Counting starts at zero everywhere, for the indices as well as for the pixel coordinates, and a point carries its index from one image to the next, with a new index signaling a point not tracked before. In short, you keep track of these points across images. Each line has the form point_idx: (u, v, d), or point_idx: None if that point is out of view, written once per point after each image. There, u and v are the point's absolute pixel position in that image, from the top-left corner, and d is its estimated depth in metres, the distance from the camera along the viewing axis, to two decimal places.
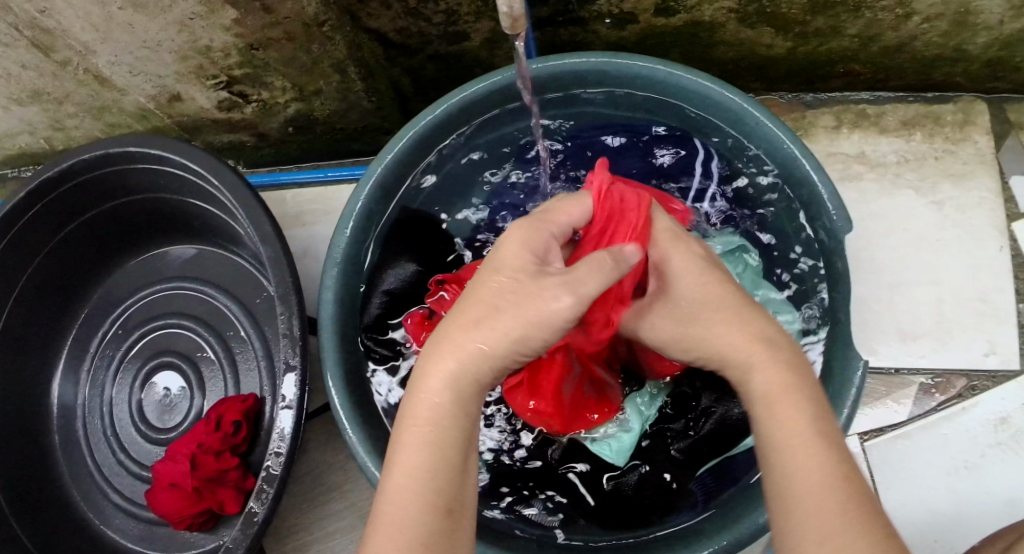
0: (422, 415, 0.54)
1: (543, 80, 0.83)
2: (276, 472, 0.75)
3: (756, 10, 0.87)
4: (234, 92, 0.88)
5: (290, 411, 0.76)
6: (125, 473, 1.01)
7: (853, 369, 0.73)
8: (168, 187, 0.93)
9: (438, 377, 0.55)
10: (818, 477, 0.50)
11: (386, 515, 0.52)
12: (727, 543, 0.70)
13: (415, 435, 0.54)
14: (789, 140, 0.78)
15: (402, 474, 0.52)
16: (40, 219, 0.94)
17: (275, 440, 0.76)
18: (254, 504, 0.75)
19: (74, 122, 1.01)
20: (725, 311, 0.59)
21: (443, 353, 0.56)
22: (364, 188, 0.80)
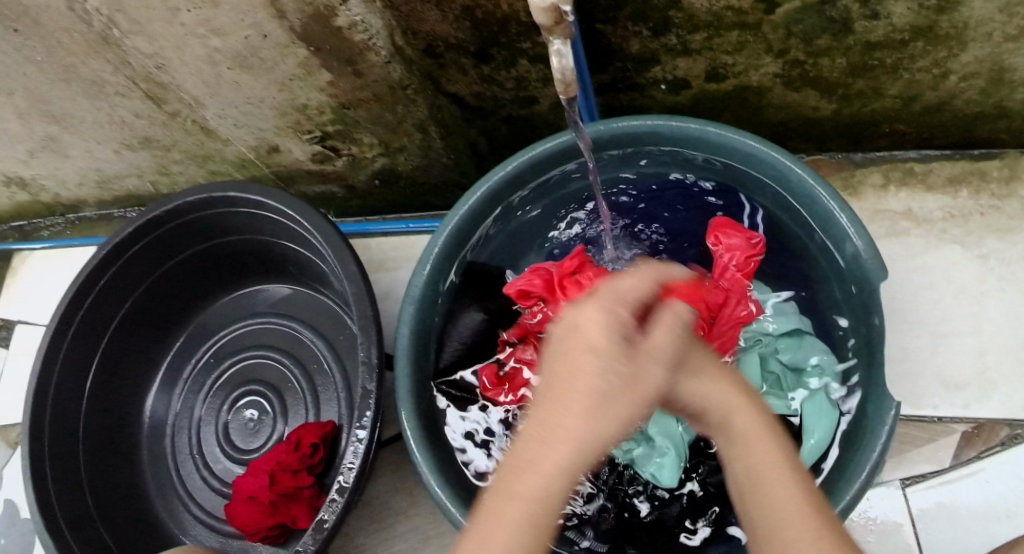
0: (521, 470, 0.46)
1: (604, 140, 0.91)
2: (348, 484, 0.83)
3: (800, 74, 0.94)
4: (327, 146, 0.98)
5: (364, 430, 0.84)
6: (207, 488, 1.10)
7: (886, 407, 0.77)
8: (263, 230, 1.03)
9: None
10: (764, 444, 0.53)
11: None
12: None
13: None
14: (829, 196, 0.83)
15: None
16: (145, 253, 1.05)
17: (350, 456, 0.83)
18: (325, 511, 0.83)
19: (178, 168, 1.14)
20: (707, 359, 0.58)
21: (557, 439, 0.46)
22: (440, 237, 0.89)
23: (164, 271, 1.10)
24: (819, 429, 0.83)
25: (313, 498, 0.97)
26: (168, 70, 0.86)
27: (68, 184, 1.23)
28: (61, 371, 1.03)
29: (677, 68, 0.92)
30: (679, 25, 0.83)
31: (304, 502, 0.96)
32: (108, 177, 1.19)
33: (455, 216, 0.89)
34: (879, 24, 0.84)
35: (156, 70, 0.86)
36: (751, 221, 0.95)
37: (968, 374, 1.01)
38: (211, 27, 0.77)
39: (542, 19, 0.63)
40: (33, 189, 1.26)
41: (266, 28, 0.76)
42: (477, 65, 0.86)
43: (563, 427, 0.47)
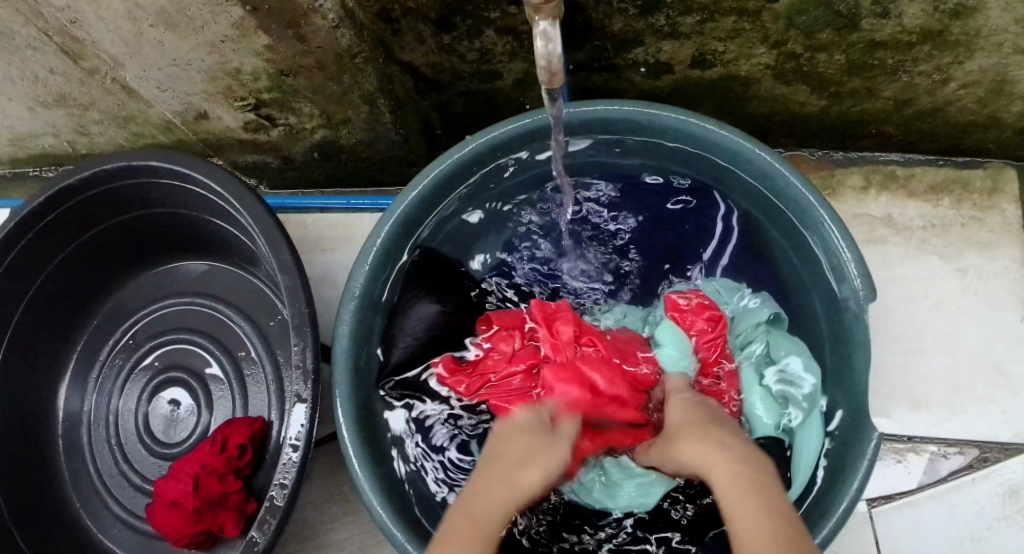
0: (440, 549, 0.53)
1: (575, 125, 0.82)
2: (280, 502, 0.75)
3: (792, 68, 0.86)
4: (262, 115, 0.87)
5: (298, 446, 0.75)
6: (126, 484, 1.01)
7: (868, 437, 0.72)
8: (191, 205, 0.92)
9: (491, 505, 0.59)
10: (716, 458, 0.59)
11: None
12: None
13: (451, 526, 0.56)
14: (818, 204, 0.76)
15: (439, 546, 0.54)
16: (57, 226, 0.94)
17: (281, 471, 0.75)
18: (256, 532, 0.75)
19: (98, 129, 1.01)
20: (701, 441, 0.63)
21: (489, 493, 0.61)
22: (388, 223, 0.79)
23: (80, 246, 0.98)
24: (762, 404, 0.78)
25: (242, 504, 0.88)
26: (83, 25, 0.74)
27: None
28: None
29: (660, 51, 0.84)
30: (671, 5, 0.75)
31: (231, 509, 0.87)
32: (20, 135, 1.06)
33: (405, 202, 0.80)
34: (888, 23, 0.77)
35: (69, 25, 0.74)
36: (725, 223, 0.88)
37: (939, 392, 0.96)
38: None
39: None
40: None
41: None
42: (436, 33, 0.76)
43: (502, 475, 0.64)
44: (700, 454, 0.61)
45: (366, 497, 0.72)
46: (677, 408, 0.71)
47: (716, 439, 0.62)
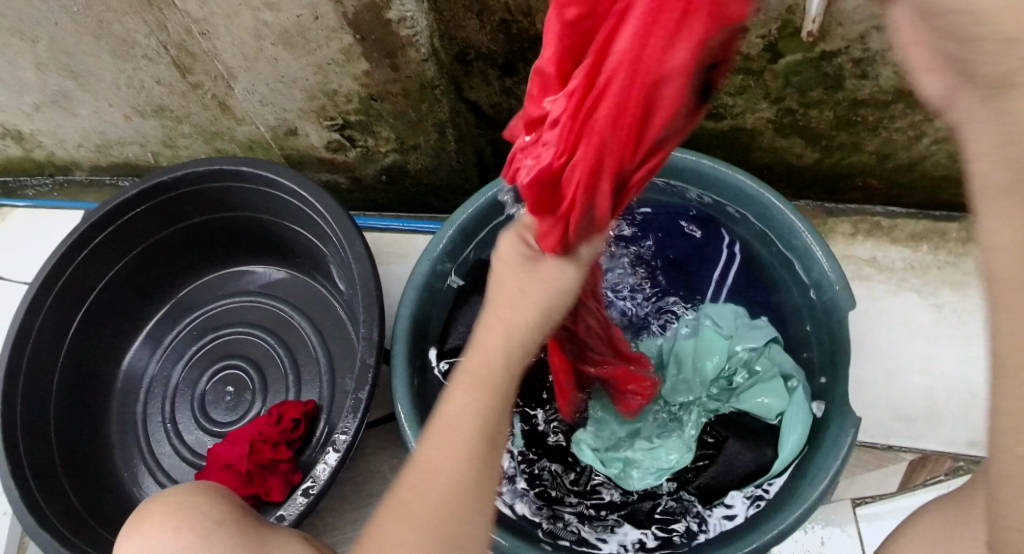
0: (478, 370, 0.55)
1: None
2: (341, 448, 0.85)
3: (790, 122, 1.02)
4: (344, 135, 1.01)
5: (360, 399, 0.85)
6: (176, 457, 1.11)
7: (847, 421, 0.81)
8: (267, 209, 1.05)
9: (464, 414, 0.54)
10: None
11: (429, 462, 0.53)
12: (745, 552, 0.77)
13: (465, 389, 0.55)
14: (807, 233, 0.91)
15: (430, 445, 0.54)
16: (142, 216, 1.07)
17: (348, 411, 0.85)
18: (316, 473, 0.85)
19: (185, 141, 1.16)
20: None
21: (440, 438, 0.54)
22: (444, 234, 0.93)
23: (159, 239, 1.12)
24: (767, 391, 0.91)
25: (289, 474, 0.97)
26: (212, 38, 0.87)
27: (65, 144, 1.24)
28: (46, 317, 1.04)
29: None
30: None
31: (280, 476, 0.96)
32: (110, 141, 1.21)
33: (461, 216, 0.93)
34: (867, 84, 0.94)
35: (199, 37, 0.87)
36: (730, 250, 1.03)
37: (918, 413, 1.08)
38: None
39: None
40: (27, 144, 1.26)
41: (320, 9, 0.78)
42: (501, 77, 0.91)
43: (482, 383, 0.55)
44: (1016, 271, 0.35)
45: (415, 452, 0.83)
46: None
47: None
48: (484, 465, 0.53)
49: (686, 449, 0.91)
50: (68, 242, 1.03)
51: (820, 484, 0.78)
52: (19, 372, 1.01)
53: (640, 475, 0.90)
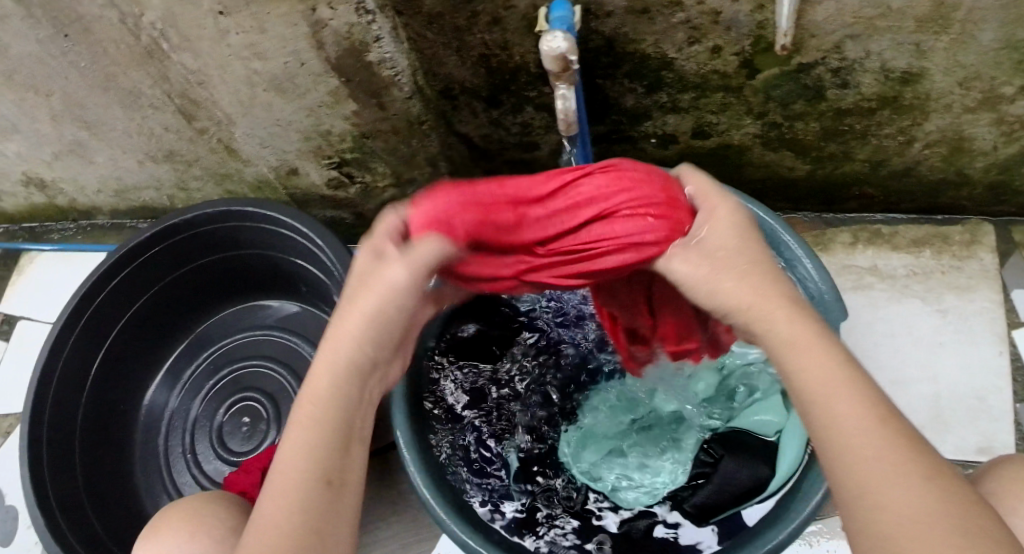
0: (310, 399, 0.64)
1: None
2: None
3: (777, 136, 1.04)
4: (343, 173, 1.05)
5: None
6: (197, 487, 1.15)
7: None
8: (274, 246, 1.10)
9: (292, 449, 0.63)
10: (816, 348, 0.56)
11: (263, 519, 0.60)
12: None
13: (299, 419, 0.64)
14: (802, 252, 0.93)
15: (279, 482, 0.61)
16: (156, 258, 1.12)
17: None
18: None
19: (196, 184, 1.21)
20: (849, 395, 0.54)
21: (292, 446, 0.63)
22: None
23: (174, 278, 1.17)
24: (768, 411, 0.93)
25: None
26: (208, 87, 0.92)
27: (85, 190, 1.30)
28: (66, 356, 1.09)
29: (666, 124, 1.04)
30: (670, 84, 0.96)
31: None
32: (127, 186, 1.26)
33: None
34: (849, 93, 0.96)
35: (197, 87, 0.93)
36: None
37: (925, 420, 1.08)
38: (255, 50, 0.83)
39: (552, 67, 0.75)
40: (50, 191, 1.33)
41: (304, 56, 0.83)
42: (487, 109, 0.95)
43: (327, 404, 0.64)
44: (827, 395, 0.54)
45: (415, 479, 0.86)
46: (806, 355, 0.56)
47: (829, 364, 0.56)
48: (332, 462, 0.63)
49: (684, 469, 0.94)
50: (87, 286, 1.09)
51: (809, 504, 0.78)
52: (44, 409, 1.07)
53: (632, 493, 0.94)
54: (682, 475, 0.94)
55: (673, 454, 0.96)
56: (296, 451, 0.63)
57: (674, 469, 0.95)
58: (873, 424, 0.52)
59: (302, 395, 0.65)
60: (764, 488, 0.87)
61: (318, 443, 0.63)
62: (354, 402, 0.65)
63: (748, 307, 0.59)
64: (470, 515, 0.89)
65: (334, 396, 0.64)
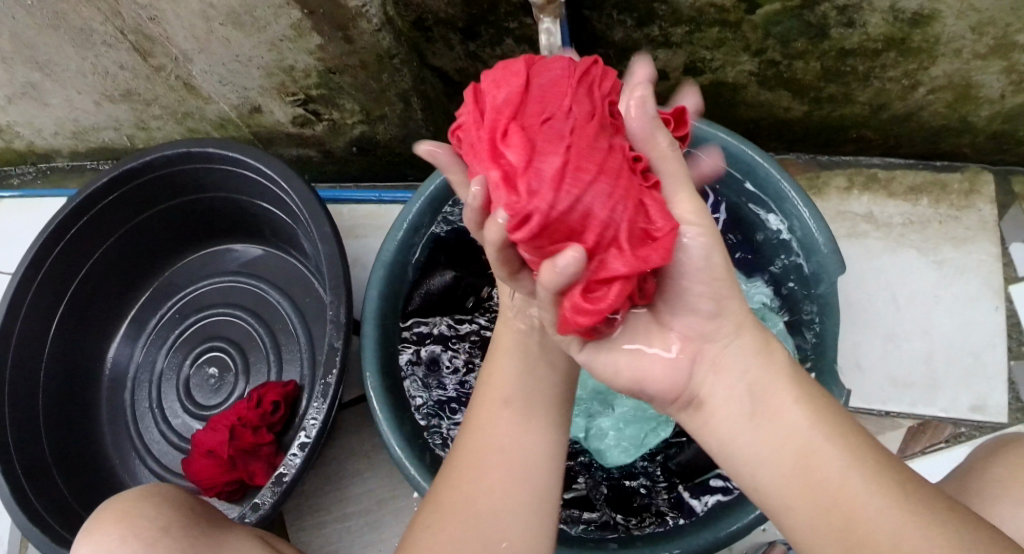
0: (487, 397, 0.70)
1: None
2: (309, 439, 0.85)
3: (774, 74, 0.98)
4: (309, 110, 0.98)
5: (331, 381, 0.86)
6: (164, 442, 1.11)
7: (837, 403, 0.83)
8: (239, 189, 1.04)
9: (480, 439, 0.67)
10: (783, 385, 0.57)
11: (454, 502, 0.63)
12: (710, 539, 0.77)
13: (481, 409, 0.69)
14: (798, 197, 0.89)
15: (467, 464, 0.65)
16: (116, 204, 1.06)
17: (320, 390, 0.86)
18: (287, 465, 0.86)
19: (157, 123, 1.14)
20: (826, 435, 0.53)
21: (474, 436, 0.67)
22: (413, 208, 0.90)
23: (136, 225, 1.11)
24: None
25: (271, 457, 0.98)
26: (162, 22, 0.85)
27: (42, 133, 1.23)
28: (26, 314, 1.04)
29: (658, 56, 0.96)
30: (663, 17, 0.89)
31: (262, 460, 0.97)
32: (85, 128, 1.19)
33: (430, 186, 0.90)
34: (854, 33, 0.89)
35: (149, 22, 0.86)
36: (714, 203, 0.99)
37: (918, 377, 1.05)
38: None
39: None
40: (6, 135, 1.25)
41: None
42: (464, 41, 0.88)
43: (506, 410, 0.68)
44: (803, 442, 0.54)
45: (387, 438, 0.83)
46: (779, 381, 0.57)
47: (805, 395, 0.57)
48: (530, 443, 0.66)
49: (666, 423, 0.90)
50: (43, 238, 1.03)
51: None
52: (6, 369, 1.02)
53: (611, 450, 0.90)
54: (665, 427, 0.90)
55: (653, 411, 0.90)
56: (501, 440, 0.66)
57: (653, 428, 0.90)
58: (858, 461, 0.52)
59: (478, 395, 0.71)
60: None
61: (494, 431, 0.66)
62: (554, 377, 0.72)
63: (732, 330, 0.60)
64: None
65: (497, 394, 0.69)
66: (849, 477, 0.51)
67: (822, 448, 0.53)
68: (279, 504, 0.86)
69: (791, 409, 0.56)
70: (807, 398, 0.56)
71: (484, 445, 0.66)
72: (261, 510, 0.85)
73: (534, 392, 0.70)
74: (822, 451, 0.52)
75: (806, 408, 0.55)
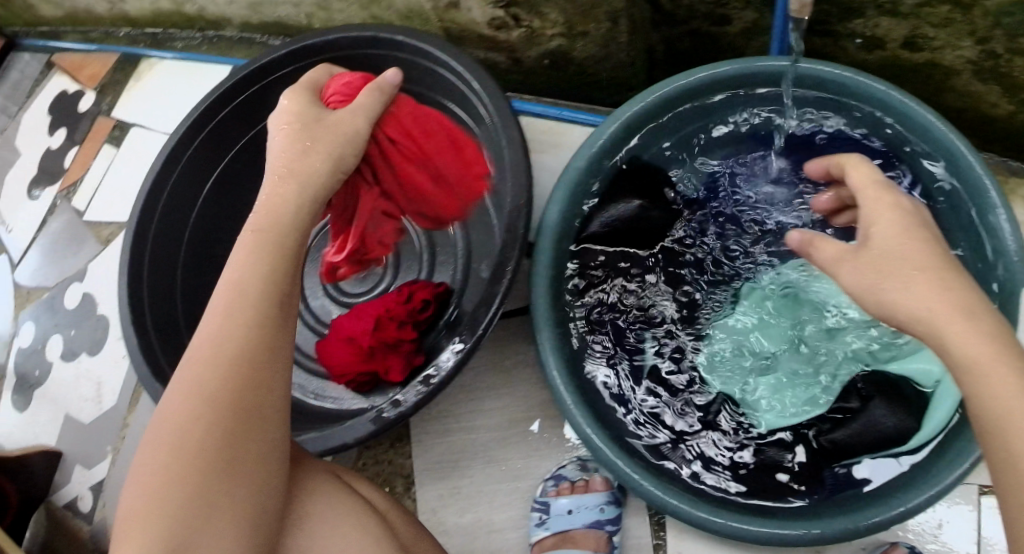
0: (269, 223, 0.70)
1: (808, 82, 0.91)
2: (467, 343, 0.88)
3: (991, 67, 0.93)
4: (509, 13, 0.96)
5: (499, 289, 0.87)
6: (302, 322, 1.12)
7: None
8: (419, 82, 1.03)
9: (229, 282, 0.66)
10: (1000, 370, 0.53)
11: (187, 378, 0.60)
12: (844, 527, 0.77)
13: (250, 247, 0.68)
14: (1000, 205, 0.85)
15: (204, 344, 0.62)
16: (290, 77, 1.07)
17: (485, 295, 0.88)
18: (440, 363, 0.90)
19: (339, 6, 1.13)
20: (998, 378, 0.53)
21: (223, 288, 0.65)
22: (604, 134, 0.90)
23: None
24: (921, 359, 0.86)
25: (410, 354, 0.98)
26: None
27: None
28: (184, 170, 1.08)
29: (878, 26, 0.93)
30: None
31: (402, 356, 0.97)
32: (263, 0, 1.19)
33: (627, 111, 0.90)
34: None
35: None
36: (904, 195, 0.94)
37: None
38: None
39: None
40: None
41: None
42: None
43: (242, 262, 0.67)
44: (982, 381, 0.53)
45: (543, 352, 0.86)
46: (975, 343, 0.55)
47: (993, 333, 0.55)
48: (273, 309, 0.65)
49: (820, 402, 0.89)
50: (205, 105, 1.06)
51: (944, 478, 0.77)
52: (151, 225, 1.05)
53: (761, 414, 0.90)
54: (830, 393, 0.89)
55: (815, 392, 0.90)
56: (245, 293, 0.64)
57: (810, 401, 0.90)
58: None
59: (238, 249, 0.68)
60: (903, 440, 0.83)
61: (239, 270, 0.66)
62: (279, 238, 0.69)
63: (934, 316, 0.58)
64: (592, 406, 0.87)
65: (241, 263, 0.66)
66: (1013, 430, 0.51)
67: (993, 398, 0.52)
68: (421, 403, 0.90)
69: (955, 346, 0.56)
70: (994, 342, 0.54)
71: (239, 273, 0.66)
72: (405, 400, 0.90)
73: (273, 206, 0.72)
74: (986, 402, 0.53)
75: (982, 350, 0.54)
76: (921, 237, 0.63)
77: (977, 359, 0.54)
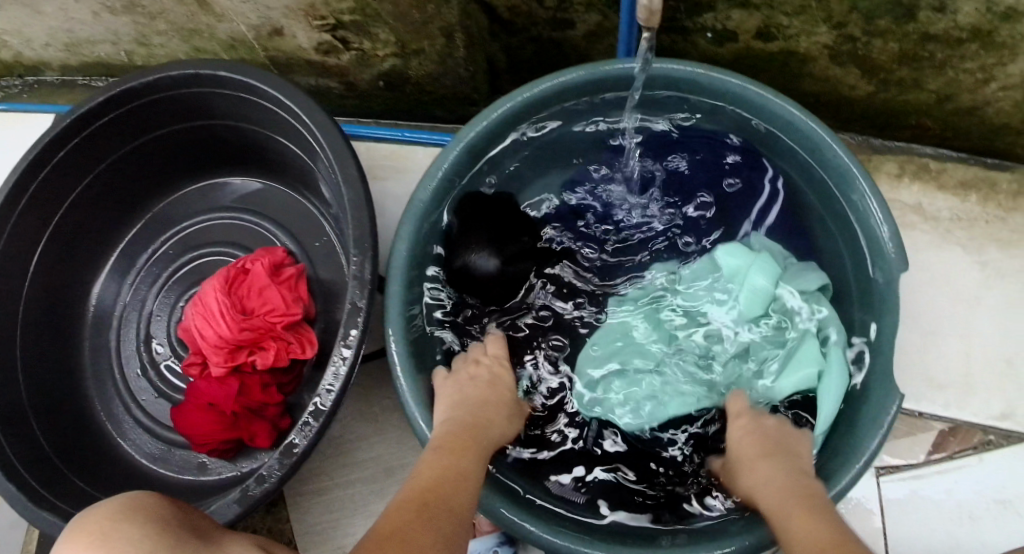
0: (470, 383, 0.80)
1: (661, 80, 0.85)
2: (324, 408, 0.78)
3: (848, 50, 0.91)
4: (337, 37, 0.89)
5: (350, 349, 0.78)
6: (152, 390, 1.03)
7: (887, 405, 0.75)
8: (251, 118, 0.95)
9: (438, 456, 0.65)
10: (785, 487, 0.64)
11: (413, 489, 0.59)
12: (749, 543, 0.71)
13: (457, 388, 0.80)
14: (871, 192, 0.80)
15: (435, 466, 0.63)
16: (110, 127, 0.96)
17: (337, 358, 0.78)
18: (296, 436, 0.78)
19: (160, 40, 1.04)
20: (784, 487, 0.63)
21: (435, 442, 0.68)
22: (448, 158, 0.83)
23: (133, 150, 1.01)
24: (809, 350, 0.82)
25: (276, 418, 0.91)
26: None
27: (31, 43, 1.11)
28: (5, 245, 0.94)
29: (728, 18, 0.89)
30: None
31: (267, 420, 0.90)
32: (80, 41, 1.08)
33: (470, 132, 0.83)
34: (943, 18, 0.82)
35: None
36: (772, 186, 0.91)
37: (953, 381, 0.99)
38: None
39: None
40: None
41: None
42: None
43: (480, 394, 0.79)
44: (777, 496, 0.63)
45: (408, 406, 0.76)
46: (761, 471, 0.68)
47: (777, 469, 0.68)
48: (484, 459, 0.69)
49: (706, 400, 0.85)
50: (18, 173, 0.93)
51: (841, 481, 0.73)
52: None
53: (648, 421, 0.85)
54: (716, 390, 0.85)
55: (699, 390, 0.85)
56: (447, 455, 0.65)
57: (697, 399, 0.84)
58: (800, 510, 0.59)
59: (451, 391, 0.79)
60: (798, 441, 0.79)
61: (485, 407, 0.78)
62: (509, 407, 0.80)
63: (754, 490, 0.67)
64: None
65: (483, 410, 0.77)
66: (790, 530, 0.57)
67: (779, 502, 0.62)
68: (289, 477, 0.78)
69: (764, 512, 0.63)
70: (777, 463, 0.68)
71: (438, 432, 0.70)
72: (267, 479, 0.78)
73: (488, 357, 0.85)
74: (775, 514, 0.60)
75: (770, 489, 0.65)
76: (776, 467, 0.68)
77: (774, 477, 0.66)
